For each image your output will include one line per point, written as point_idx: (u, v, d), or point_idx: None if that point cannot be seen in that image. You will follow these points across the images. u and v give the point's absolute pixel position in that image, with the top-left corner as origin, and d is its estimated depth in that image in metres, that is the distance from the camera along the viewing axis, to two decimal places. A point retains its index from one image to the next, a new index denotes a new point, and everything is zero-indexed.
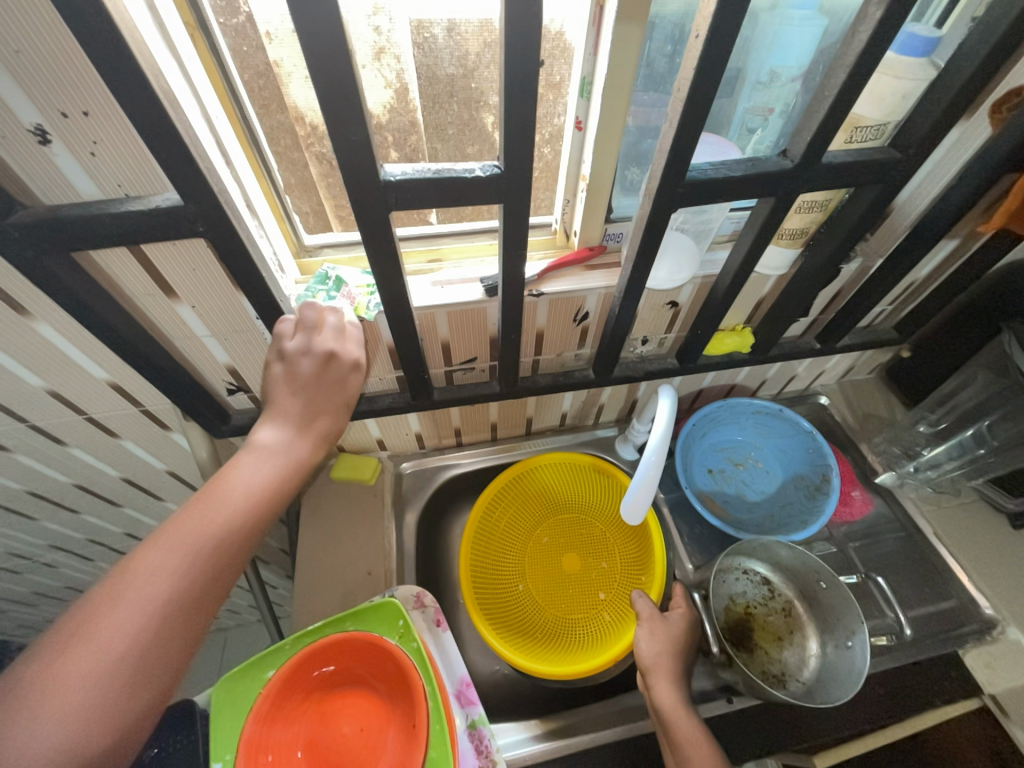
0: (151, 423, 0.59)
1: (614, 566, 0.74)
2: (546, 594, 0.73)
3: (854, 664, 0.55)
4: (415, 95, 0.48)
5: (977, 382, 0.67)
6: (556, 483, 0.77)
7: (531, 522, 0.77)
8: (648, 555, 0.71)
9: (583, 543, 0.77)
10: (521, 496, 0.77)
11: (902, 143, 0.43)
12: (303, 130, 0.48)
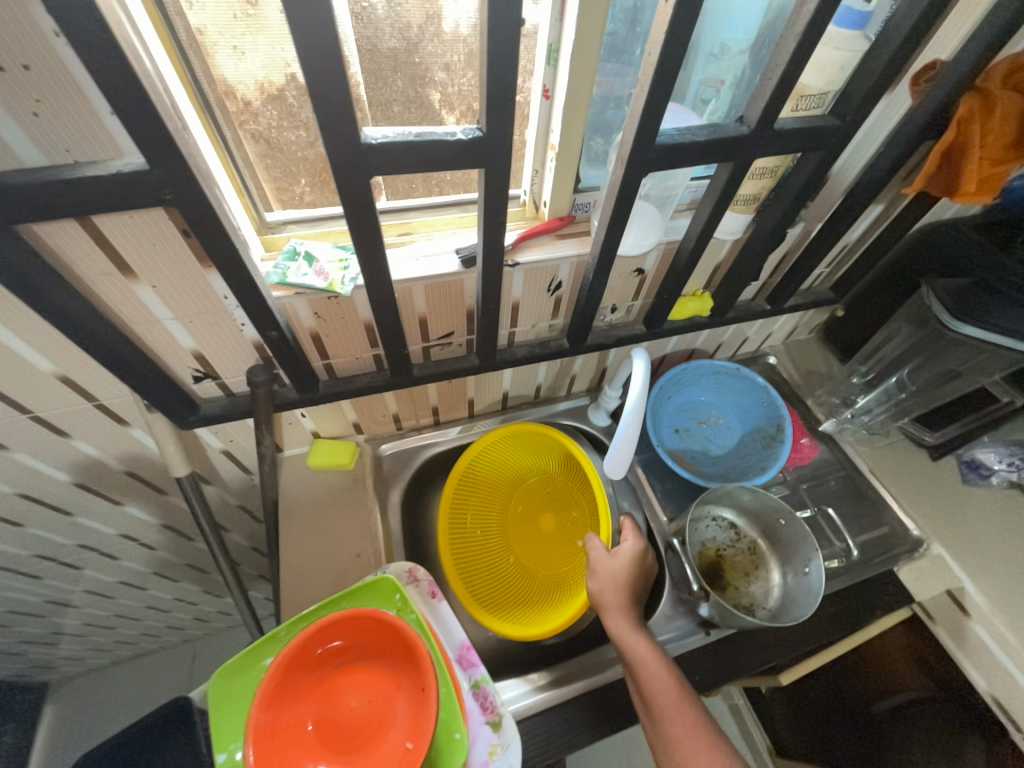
0: (107, 419, 0.55)
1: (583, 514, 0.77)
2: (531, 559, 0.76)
3: (811, 587, 0.62)
4: (357, 68, 0.46)
5: (901, 334, 0.76)
6: (516, 456, 0.79)
7: (504, 496, 0.79)
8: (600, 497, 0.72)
9: (553, 500, 0.79)
10: (486, 474, 0.77)
11: (841, 111, 0.47)
12: (234, 106, 0.43)
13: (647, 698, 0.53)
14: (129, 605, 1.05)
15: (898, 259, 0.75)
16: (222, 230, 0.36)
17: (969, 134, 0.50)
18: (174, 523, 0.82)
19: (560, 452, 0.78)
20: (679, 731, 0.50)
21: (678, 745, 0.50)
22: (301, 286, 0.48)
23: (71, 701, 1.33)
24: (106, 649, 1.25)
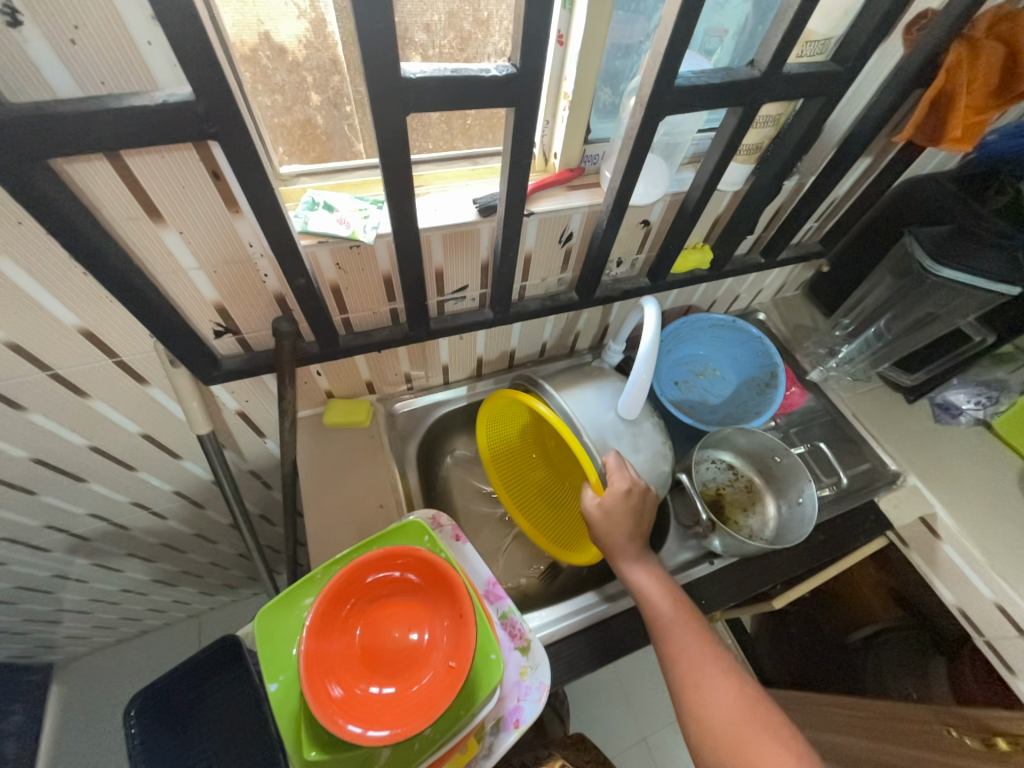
0: (125, 378, 0.55)
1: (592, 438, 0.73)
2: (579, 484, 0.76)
3: (805, 514, 0.68)
4: (334, 27, 0.44)
5: (883, 285, 0.81)
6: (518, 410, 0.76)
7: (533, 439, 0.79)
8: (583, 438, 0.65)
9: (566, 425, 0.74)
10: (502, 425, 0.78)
11: (842, 57, 0.49)
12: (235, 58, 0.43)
13: (657, 626, 0.60)
14: (136, 578, 1.06)
15: (881, 213, 0.79)
16: (260, 168, 0.36)
17: (955, 83, 0.53)
18: (186, 490, 0.82)
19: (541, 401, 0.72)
20: (686, 648, 0.57)
21: (686, 662, 0.57)
22: (324, 235, 0.49)
23: (78, 680, 1.33)
24: (112, 627, 1.25)
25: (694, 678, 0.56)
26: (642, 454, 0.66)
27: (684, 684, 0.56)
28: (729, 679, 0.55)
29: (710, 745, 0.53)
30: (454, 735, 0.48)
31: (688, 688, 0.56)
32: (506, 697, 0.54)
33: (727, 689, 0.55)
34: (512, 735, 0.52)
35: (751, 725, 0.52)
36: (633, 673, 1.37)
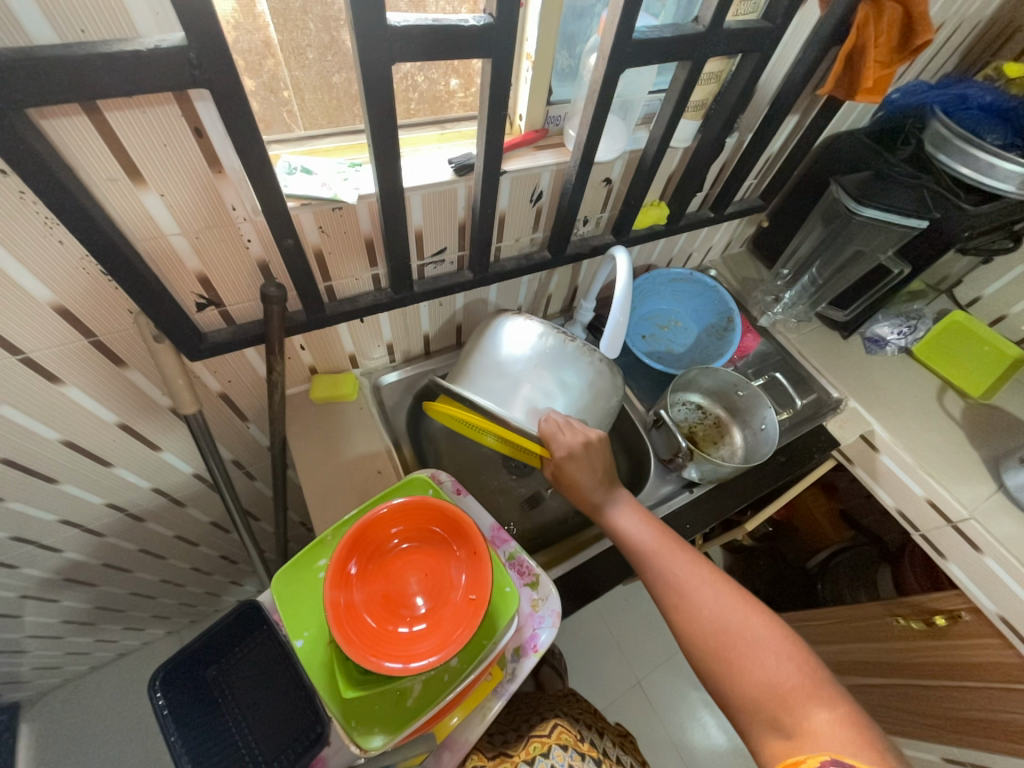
0: (102, 360, 0.53)
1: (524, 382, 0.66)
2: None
3: (768, 437, 0.76)
4: (264, 7, 0.43)
5: (816, 232, 0.91)
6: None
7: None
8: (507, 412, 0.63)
9: None
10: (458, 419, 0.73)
11: (772, 15, 0.55)
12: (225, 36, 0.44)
13: (638, 555, 0.62)
14: (110, 594, 1.00)
15: (810, 167, 0.88)
16: (251, 117, 0.37)
17: (865, 37, 0.60)
18: (164, 487, 0.79)
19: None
20: (669, 568, 0.59)
21: (669, 581, 0.58)
22: (308, 196, 0.49)
23: (50, 716, 1.24)
24: (85, 652, 1.18)
25: (679, 594, 0.57)
26: (575, 388, 0.65)
27: (671, 600, 0.58)
28: (714, 589, 0.56)
29: (700, 653, 0.54)
30: (480, 663, 0.51)
31: (675, 603, 0.57)
32: (523, 627, 0.58)
33: (712, 598, 0.56)
34: (533, 658, 0.56)
35: (736, 627, 0.53)
36: (622, 624, 1.45)
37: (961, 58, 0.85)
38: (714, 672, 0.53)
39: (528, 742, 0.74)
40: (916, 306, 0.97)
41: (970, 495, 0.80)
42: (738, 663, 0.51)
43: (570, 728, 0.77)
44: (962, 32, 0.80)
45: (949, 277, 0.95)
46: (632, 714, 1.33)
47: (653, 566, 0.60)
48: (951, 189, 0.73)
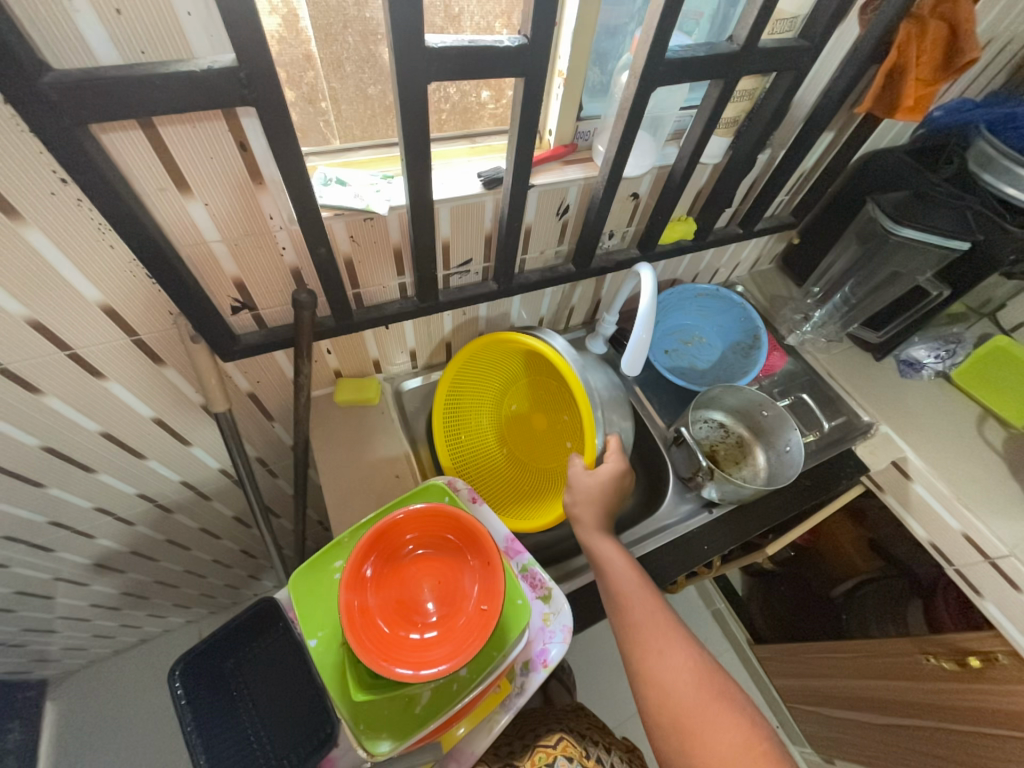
0: (142, 357, 0.55)
1: (574, 414, 0.77)
2: (522, 450, 0.81)
3: (794, 459, 0.74)
4: (307, 23, 0.45)
5: (850, 250, 0.89)
6: (517, 367, 0.79)
7: (497, 402, 0.83)
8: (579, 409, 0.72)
9: (546, 403, 0.81)
10: (494, 361, 0.78)
11: (809, 33, 0.54)
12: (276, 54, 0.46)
13: (609, 597, 0.61)
14: (136, 581, 1.04)
15: (845, 184, 0.87)
16: (292, 133, 0.39)
17: (907, 57, 0.59)
18: (193, 481, 0.82)
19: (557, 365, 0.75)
20: (638, 621, 0.58)
21: (636, 634, 0.57)
22: (341, 207, 0.51)
23: (75, 696, 1.29)
24: (110, 636, 1.22)
25: (643, 649, 0.57)
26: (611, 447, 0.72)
27: (633, 652, 0.57)
28: (680, 653, 0.56)
29: (650, 708, 0.55)
30: (487, 676, 0.51)
31: (636, 656, 0.57)
32: (533, 641, 0.58)
33: (675, 662, 0.55)
34: (541, 673, 0.56)
35: (693, 696, 0.53)
36: None
37: (1010, 75, 0.83)
38: (663, 729, 0.53)
39: (534, 751, 0.73)
40: (955, 329, 0.94)
41: (1010, 531, 0.76)
42: (687, 726, 0.52)
43: (576, 744, 0.76)
44: (1011, 48, 0.77)
45: (993, 300, 0.93)
46: (642, 736, 1.31)
47: (623, 616, 0.59)
48: (998, 209, 0.71)
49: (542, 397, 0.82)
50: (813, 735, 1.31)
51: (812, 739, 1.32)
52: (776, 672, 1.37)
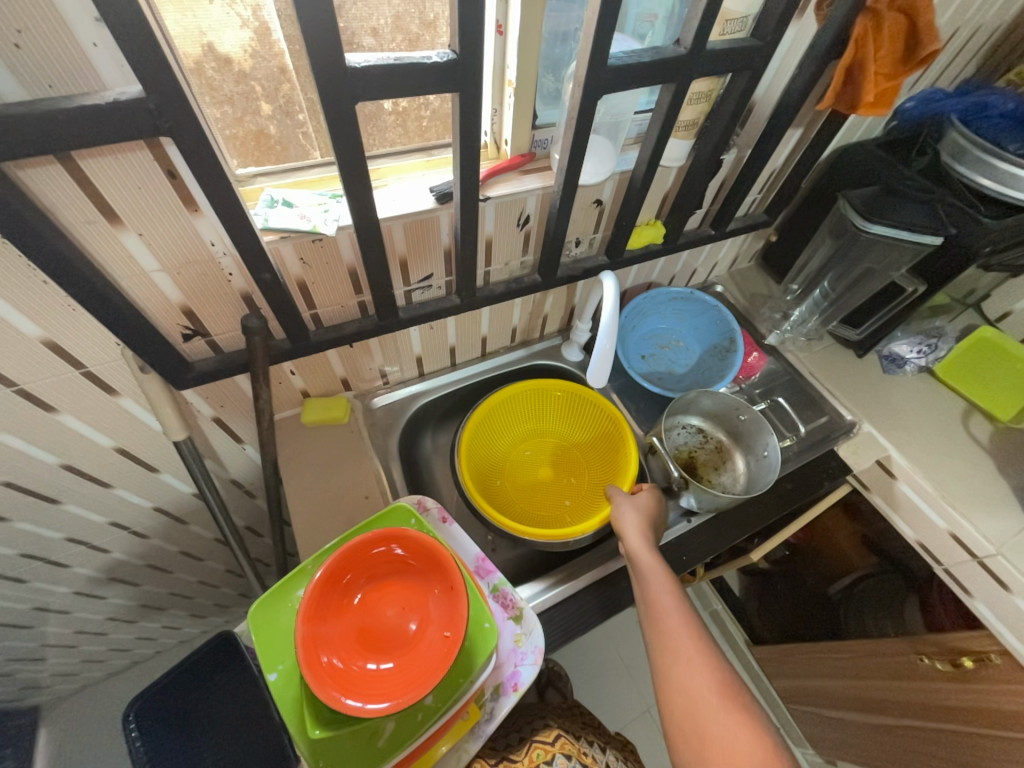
0: (95, 389, 0.54)
1: (582, 479, 0.81)
2: (516, 491, 0.79)
3: (771, 464, 0.73)
4: (279, 35, 0.44)
5: (825, 246, 0.88)
6: (557, 422, 0.84)
7: (514, 440, 0.83)
8: (616, 466, 0.78)
9: (561, 459, 0.83)
10: (543, 405, 0.83)
11: (761, 33, 0.53)
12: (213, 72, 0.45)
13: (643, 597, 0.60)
14: (121, 606, 1.03)
15: (819, 180, 0.86)
16: (214, 160, 0.38)
17: (865, 51, 0.57)
18: (166, 506, 0.81)
19: (596, 433, 0.82)
20: (668, 626, 0.57)
21: (664, 636, 0.57)
22: (286, 229, 0.50)
23: (67, 721, 1.29)
24: (100, 660, 1.22)
25: (671, 654, 0.56)
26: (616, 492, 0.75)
27: (660, 656, 0.56)
28: (706, 663, 0.54)
29: (670, 714, 0.53)
30: (454, 703, 0.50)
31: (664, 661, 0.56)
32: (503, 664, 0.56)
33: (698, 670, 0.54)
34: (512, 698, 0.55)
35: (715, 708, 0.51)
36: (631, 646, 1.41)
37: (981, 63, 0.81)
38: (680, 736, 0.52)
39: (531, 748, 0.72)
40: (937, 322, 0.93)
41: (998, 529, 0.74)
42: (705, 738, 0.50)
43: (573, 741, 0.75)
44: (982, 35, 0.76)
45: (977, 290, 0.91)
46: (641, 740, 1.30)
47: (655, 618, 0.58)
48: (971, 202, 0.69)
49: (555, 451, 0.84)
50: (814, 736, 1.29)
51: (813, 740, 1.29)
52: (775, 672, 1.35)
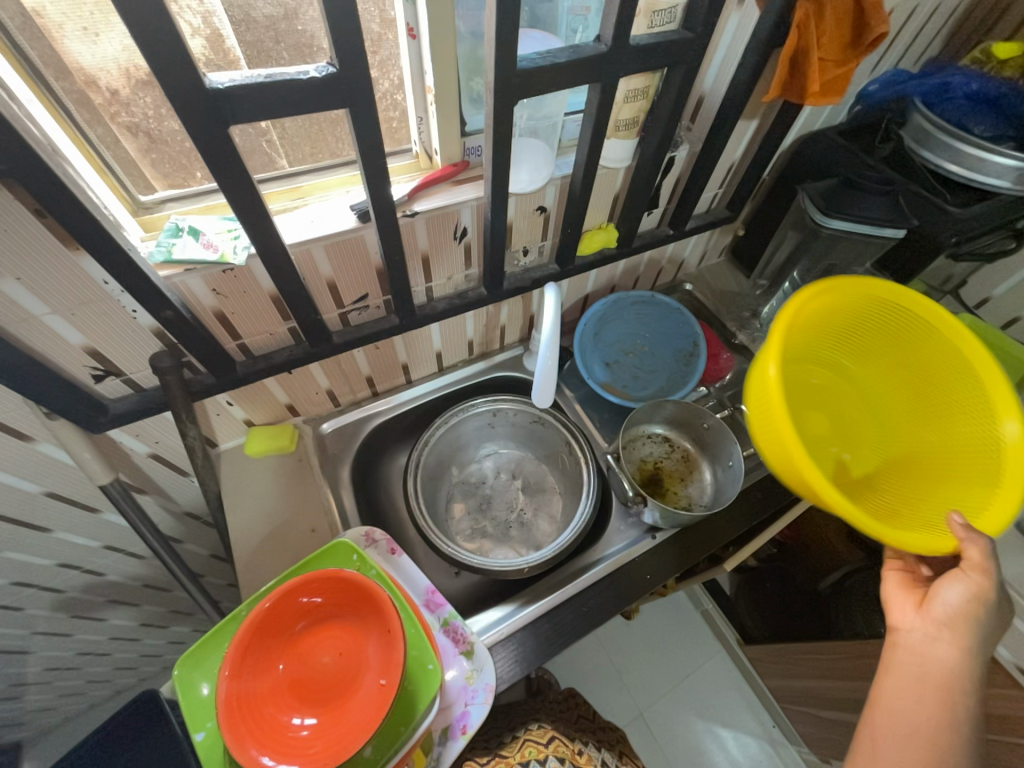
0: (6, 438, 0.51)
1: (856, 366, 0.65)
2: (847, 408, 0.66)
3: (735, 475, 0.70)
4: (233, 42, 0.44)
5: (789, 240, 0.84)
6: (840, 312, 0.59)
7: (807, 362, 0.65)
8: (917, 359, 0.59)
9: (823, 350, 0.64)
10: (880, 339, 0.62)
11: (691, 24, 0.49)
12: (101, 97, 0.42)
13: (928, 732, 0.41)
14: (90, 642, 1.00)
15: (780, 174, 0.83)
16: (70, 198, 0.34)
17: (807, 37, 0.54)
18: (118, 543, 0.78)
19: (874, 327, 0.61)
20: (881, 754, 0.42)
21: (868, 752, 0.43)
22: (191, 262, 0.46)
23: (52, 754, 1.27)
24: (79, 693, 1.20)
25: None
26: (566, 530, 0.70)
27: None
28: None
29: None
30: (395, 754, 0.47)
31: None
32: (452, 705, 0.55)
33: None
34: (460, 742, 0.53)
35: None
36: (621, 650, 1.40)
37: (947, 41, 0.77)
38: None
39: (523, 746, 0.66)
40: None
41: None
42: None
43: (567, 741, 0.68)
44: (944, 12, 0.72)
45: (954, 277, 0.85)
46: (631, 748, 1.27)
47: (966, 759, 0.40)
48: (936, 188, 0.66)
49: (916, 501, 0.54)
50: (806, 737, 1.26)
51: (807, 740, 1.25)
52: (768, 672, 1.31)
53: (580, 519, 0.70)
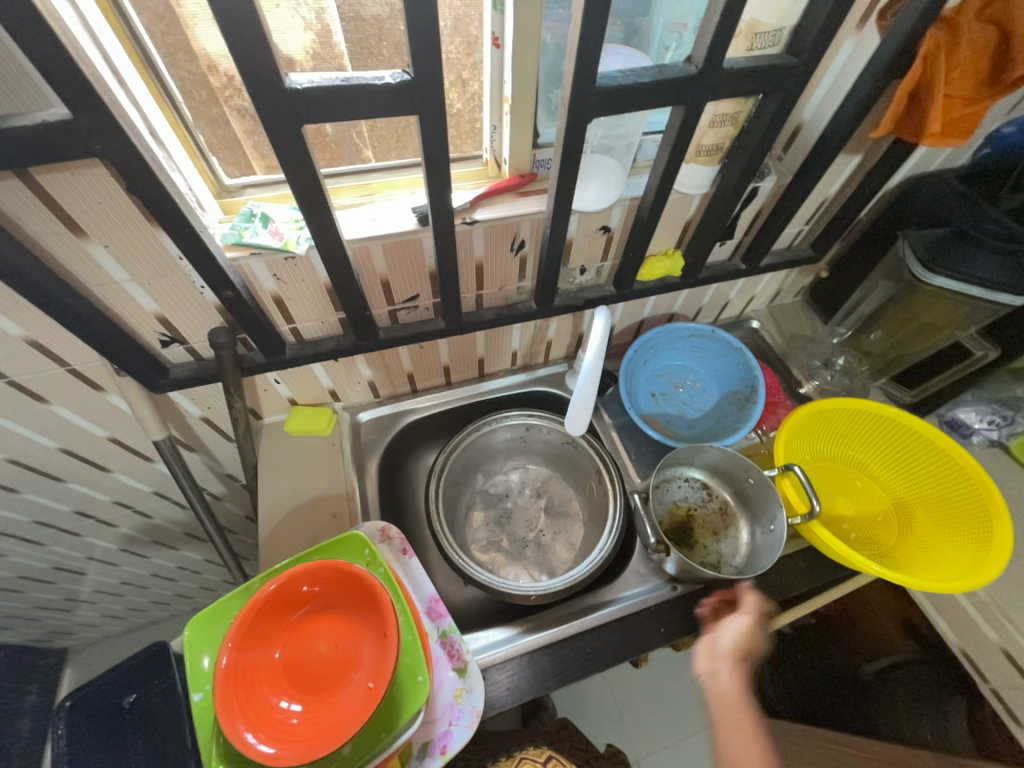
0: (82, 384, 0.57)
1: (867, 481, 0.72)
2: (866, 499, 0.71)
3: (773, 541, 0.63)
4: (340, 37, 0.45)
5: (879, 290, 0.76)
6: (916, 479, 0.70)
7: (844, 464, 0.74)
8: (919, 463, 0.69)
9: (890, 473, 0.72)
10: (888, 444, 0.72)
11: (796, 49, 0.45)
12: (218, 81, 0.46)
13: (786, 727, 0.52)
14: (133, 574, 1.10)
15: (879, 216, 0.75)
16: (152, 180, 0.37)
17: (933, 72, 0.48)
18: (166, 491, 0.84)
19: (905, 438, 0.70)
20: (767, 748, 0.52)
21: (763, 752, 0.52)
22: (256, 247, 0.49)
23: (91, 666, 1.40)
24: (121, 617, 1.31)
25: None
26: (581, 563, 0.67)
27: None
28: None
29: None
30: (370, 760, 0.47)
31: None
32: (436, 721, 0.54)
33: None
34: (437, 762, 0.52)
35: None
36: (626, 690, 1.34)
37: None
38: None
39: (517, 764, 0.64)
40: None
41: None
42: None
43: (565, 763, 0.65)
44: None
45: None
46: None
47: None
48: None
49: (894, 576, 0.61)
50: None
51: None
52: None
53: (599, 554, 0.66)
